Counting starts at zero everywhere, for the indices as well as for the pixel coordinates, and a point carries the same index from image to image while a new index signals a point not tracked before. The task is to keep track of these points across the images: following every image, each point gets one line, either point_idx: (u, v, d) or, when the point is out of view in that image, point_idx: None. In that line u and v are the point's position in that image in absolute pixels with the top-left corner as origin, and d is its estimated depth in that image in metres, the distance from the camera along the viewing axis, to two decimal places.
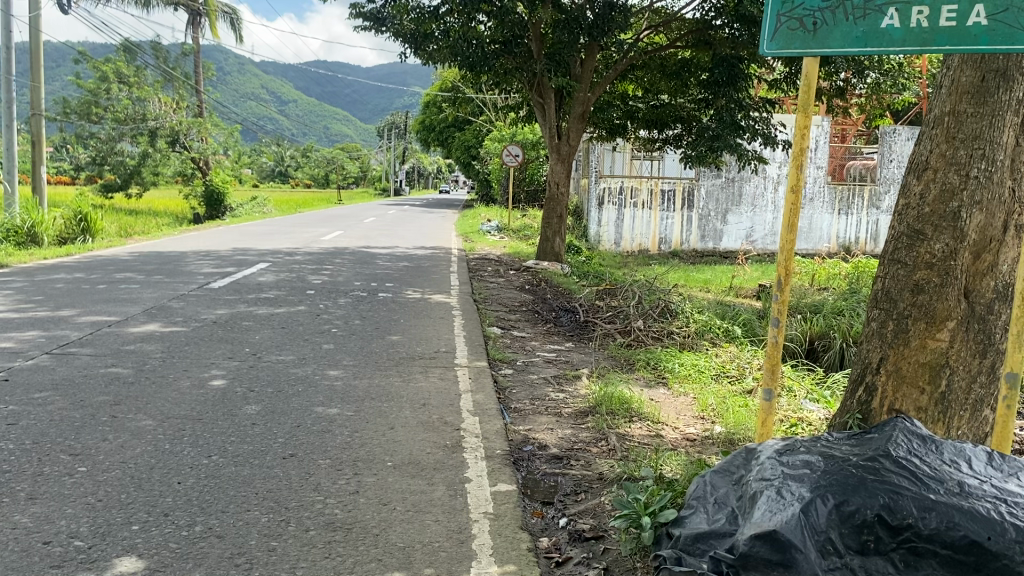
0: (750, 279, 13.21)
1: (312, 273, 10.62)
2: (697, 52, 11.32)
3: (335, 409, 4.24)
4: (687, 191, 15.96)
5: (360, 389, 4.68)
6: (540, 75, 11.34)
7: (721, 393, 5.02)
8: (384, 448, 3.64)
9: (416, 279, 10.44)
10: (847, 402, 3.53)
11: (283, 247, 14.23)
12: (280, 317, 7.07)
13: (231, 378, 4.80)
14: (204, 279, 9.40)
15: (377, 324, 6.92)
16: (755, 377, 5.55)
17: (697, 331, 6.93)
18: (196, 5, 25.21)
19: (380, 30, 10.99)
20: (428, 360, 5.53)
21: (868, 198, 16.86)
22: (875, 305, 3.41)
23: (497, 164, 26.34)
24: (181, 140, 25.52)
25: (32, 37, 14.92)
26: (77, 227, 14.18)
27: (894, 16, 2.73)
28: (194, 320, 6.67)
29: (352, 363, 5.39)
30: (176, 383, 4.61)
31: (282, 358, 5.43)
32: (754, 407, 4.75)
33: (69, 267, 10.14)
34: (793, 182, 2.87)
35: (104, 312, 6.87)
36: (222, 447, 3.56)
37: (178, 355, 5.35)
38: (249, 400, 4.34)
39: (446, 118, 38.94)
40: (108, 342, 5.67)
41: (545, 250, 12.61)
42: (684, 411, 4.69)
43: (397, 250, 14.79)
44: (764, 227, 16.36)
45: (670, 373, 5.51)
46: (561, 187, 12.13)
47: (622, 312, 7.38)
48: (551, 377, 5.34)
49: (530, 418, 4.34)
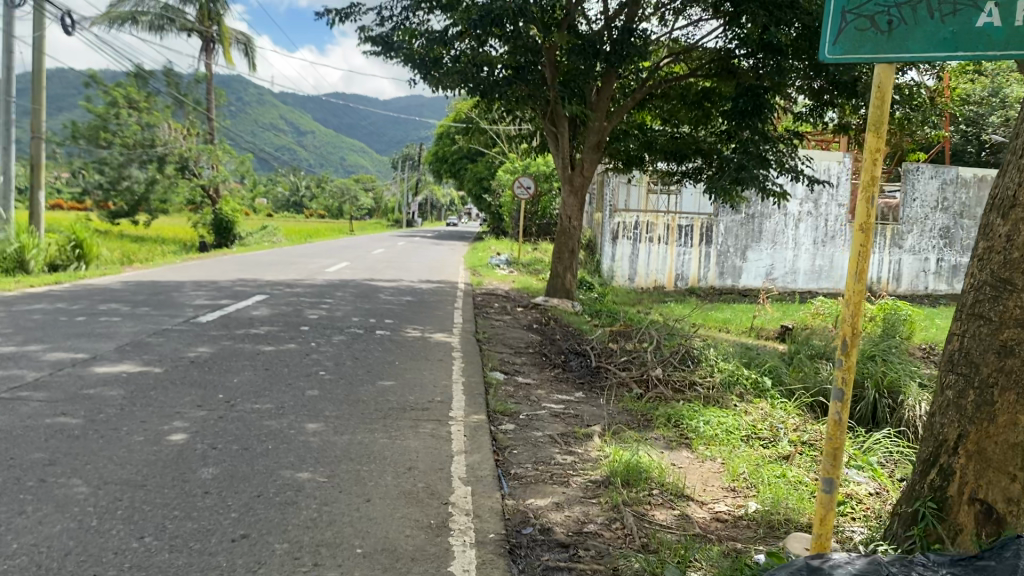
0: (771, 320, 12.58)
1: (310, 306, 10.06)
2: (720, 81, 10.90)
3: (306, 473, 3.64)
4: (705, 226, 15.40)
5: (339, 447, 4.10)
6: (554, 105, 10.82)
7: (752, 460, 4.43)
8: (354, 530, 3.05)
9: (418, 315, 9.88)
10: (916, 487, 2.89)
11: (284, 278, 13.73)
12: (265, 357, 6.49)
13: (194, 432, 4.21)
14: (193, 312, 8.87)
15: (370, 367, 6.31)
16: (790, 440, 4.91)
17: (723, 382, 6.30)
18: (211, 32, 24.99)
19: (391, 56, 10.52)
20: (422, 412, 4.93)
21: (890, 236, 16.28)
22: (952, 369, 2.82)
23: (510, 196, 25.81)
24: (190, 166, 25.58)
25: (35, 58, 14.57)
26: (73, 255, 13.70)
27: (994, 12, 2.18)
28: (171, 359, 6.10)
29: (336, 413, 4.78)
30: (128, 437, 4.03)
31: (259, 406, 4.84)
32: (791, 477, 4.13)
33: (56, 295, 9.66)
34: (861, 219, 2.32)
35: (73, 348, 6.30)
36: (159, 526, 2.98)
37: (142, 402, 4.76)
38: (207, 460, 3.75)
39: (460, 150, 38.80)
40: (67, 384, 5.09)
41: (556, 286, 11.93)
42: (711, 480, 4.11)
43: (403, 283, 14.27)
44: (783, 264, 15.83)
45: (694, 433, 4.92)
46: (573, 221, 11.54)
47: (638, 358, 6.78)
48: (558, 434, 4.73)
49: (533, 489, 3.74)
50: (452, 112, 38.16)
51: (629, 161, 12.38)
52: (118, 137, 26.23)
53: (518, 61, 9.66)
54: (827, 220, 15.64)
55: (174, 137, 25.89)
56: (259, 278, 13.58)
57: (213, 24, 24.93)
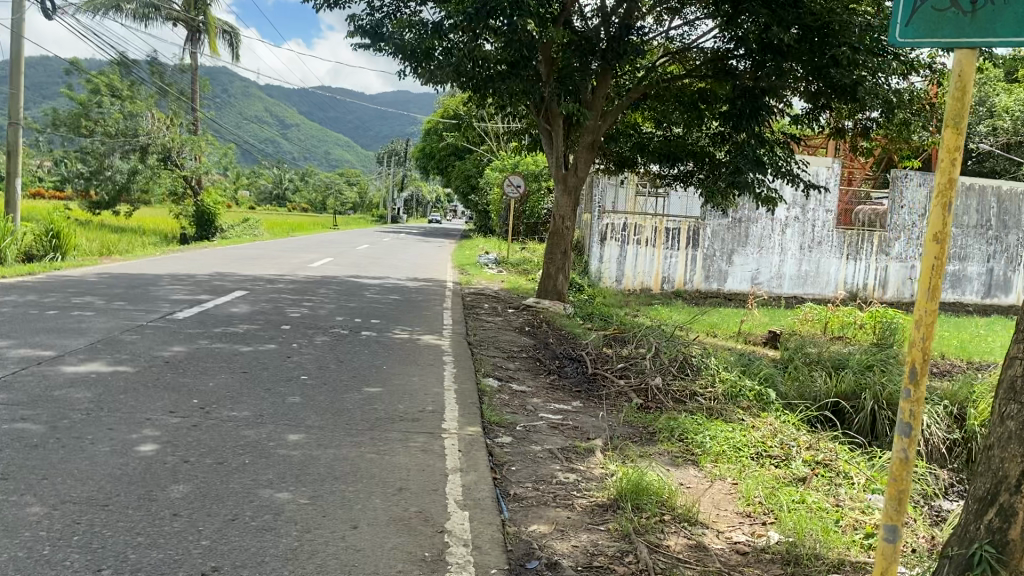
0: (761, 325, 12.32)
1: (291, 304, 9.68)
2: (715, 83, 10.59)
3: (286, 494, 3.30)
4: (692, 230, 15.13)
5: (323, 463, 3.77)
6: (547, 103, 10.50)
7: (767, 481, 4.13)
8: (340, 563, 2.72)
9: (404, 315, 9.54)
10: (971, 527, 2.58)
11: (266, 274, 13.33)
12: (244, 358, 6.13)
13: (165, 442, 3.86)
14: (170, 307, 8.48)
15: (355, 372, 5.97)
16: (804, 459, 4.61)
17: (726, 394, 6.00)
18: (196, 21, 24.46)
19: (381, 48, 10.14)
20: (411, 423, 4.60)
21: (878, 244, 15.98)
22: (1014, 398, 2.48)
23: (498, 193, 25.45)
24: (172, 158, 24.30)
25: (12, 41, 14.07)
26: (48, 245, 13.22)
27: None
28: (143, 359, 5.73)
29: (319, 424, 4.45)
30: (92, 447, 3.67)
31: (236, 414, 4.49)
32: (811, 504, 3.83)
33: (26, 287, 9.23)
34: (933, 229, 2.02)
35: (40, 345, 5.90)
36: (120, 556, 2.63)
37: (110, 406, 4.39)
38: (178, 476, 3.40)
39: (448, 146, 38.41)
40: (29, 385, 4.70)
41: (547, 288, 11.57)
42: (724, 504, 3.81)
43: (388, 281, 13.91)
44: (771, 269, 15.56)
45: (701, 449, 4.62)
46: (566, 221, 11.22)
47: (636, 366, 6.50)
48: (557, 449, 4.42)
49: (534, 513, 3.43)
50: (441, 108, 37.82)
51: (622, 162, 12.11)
52: (98, 125, 25.58)
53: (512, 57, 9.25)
54: (813, 225, 15.55)
55: (158, 127, 24.83)
56: (239, 273, 13.16)
57: (197, 13, 24.35)
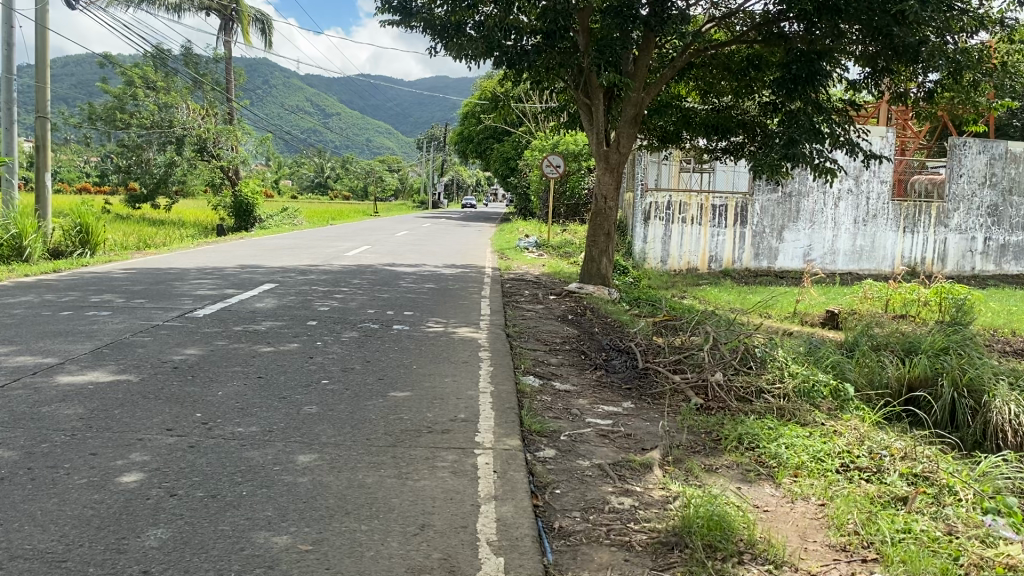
0: (817, 304, 11.52)
1: (321, 296, 9.17)
2: (768, 46, 9.81)
3: (286, 538, 2.75)
4: (740, 206, 14.31)
5: (333, 492, 3.21)
6: (586, 73, 9.76)
7: (860, 501, 3.48)
8: None
9: (438, 306, 8.96)
10: None
11: (298, 265, 12.87)
12: (261, 361, 5.60)
13: (153, 470, 3.32)
14: (191, 304, 8.01)
15: (383, 373, 5.41)
16: (900, 473, 3.92)
17: (796, 390, 5.31)
18: (227, 10, 24.12)
19: (410, 25, 9.35)
20: (440, 436, 4.02)
21: (936, 214, 15.04)
22: None
23: (536, 175, 24.84)
24: (209, 148, 24.55)
25: (37, 33, 13.71)
26: (76, 239, 12.92)
27: None
28: (151, 365, 5.23)
29: (335, 439, 3.89)
30: (65, 480, 3.15)
31: (242, 431, 3.94)
32: (915, 532, 3.17)
33: (47, 286, 8.84)
34: None
35: (42, 351, 5.43)
36: None
37: (99, 425, 3.87)
38: (158, 517, 2.86)
39: (486, 129, 37.80)
40: (15, 402, 4.20)
41: (589, 272, 10.89)
42: (811, 534, 3.17)
43: (424, 268, 13.35)
44: (825, 244, 14.67)
45: (776, 462, 3.98)
46: (608, 201, 10.50)
47: (692, 359, 5.85)
48: (608, 465, 3.80)
49: (584, 555, 2.84)
50: (478, 91, 37.24)
51: (665, 138, 11.35)
52: (134, 117, 25.47)
53: (547, 27, 8.61)
54: (868, 198, 14.63)
55: (193, 118, 25.00)
56: (271, 264, 12.73)
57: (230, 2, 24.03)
